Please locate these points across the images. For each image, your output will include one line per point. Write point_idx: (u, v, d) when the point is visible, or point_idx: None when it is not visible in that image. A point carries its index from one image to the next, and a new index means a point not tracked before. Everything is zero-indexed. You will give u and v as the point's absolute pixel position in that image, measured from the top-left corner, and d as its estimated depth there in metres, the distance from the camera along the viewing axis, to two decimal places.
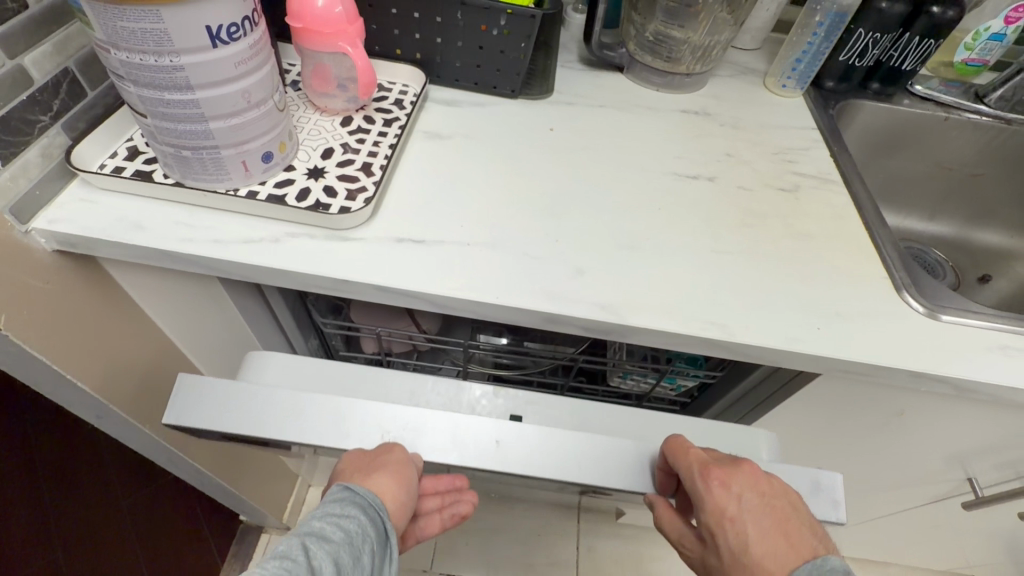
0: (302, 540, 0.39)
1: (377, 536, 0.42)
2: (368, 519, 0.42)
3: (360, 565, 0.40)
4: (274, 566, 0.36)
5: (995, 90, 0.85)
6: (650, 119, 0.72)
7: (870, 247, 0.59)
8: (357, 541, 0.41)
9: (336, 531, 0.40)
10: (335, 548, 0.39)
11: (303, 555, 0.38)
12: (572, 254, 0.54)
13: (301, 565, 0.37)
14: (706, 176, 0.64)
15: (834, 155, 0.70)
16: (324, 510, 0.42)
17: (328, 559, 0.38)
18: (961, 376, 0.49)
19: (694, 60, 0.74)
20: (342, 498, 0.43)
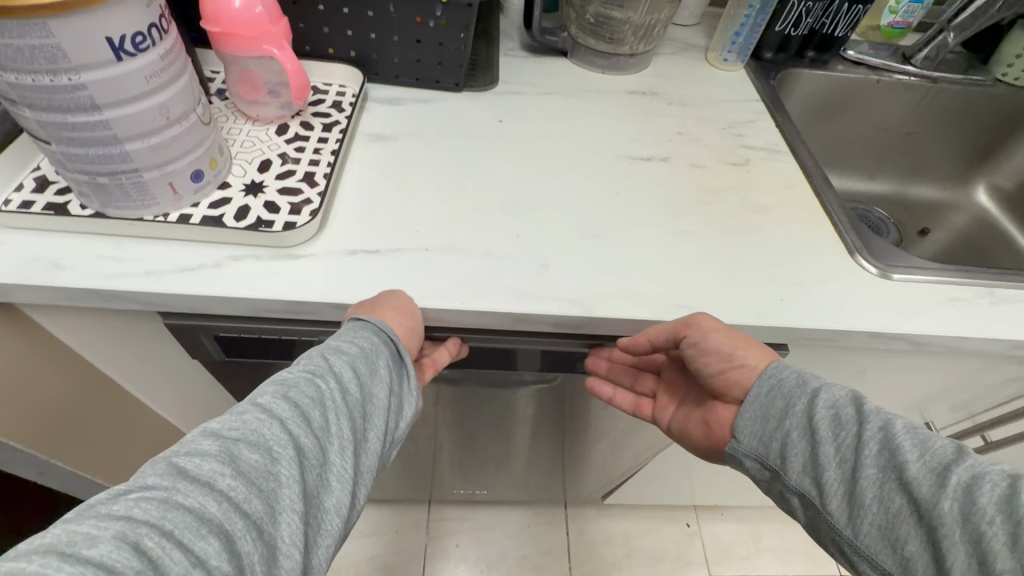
0: (321, 352, 0.40)
1: (396, 352, 0.43)
2: (381, 341, 0.41)
3: (381, 375, 0.41)
4: (297, 370, 0.38)
5: (920, 51, 0.87)
6: (599, 103, 0.71)
7: (821, 213, 0.60)
8: (375, 352, 0.41)
9: (352, 343, 0.41)
10: (354, 358, 0.40)
11: (324, 361, 0.39)
12: (533, 247, 0.52)
13: (322, 366, 0.38)
14: (660, 157, 0.64)
15: (779, 125, 0.71)
16: (341, 329, 0.43)
17: (348, 365, 0.39)
18: (918, 332, 0.50)
19: (637, 40, 0.73)
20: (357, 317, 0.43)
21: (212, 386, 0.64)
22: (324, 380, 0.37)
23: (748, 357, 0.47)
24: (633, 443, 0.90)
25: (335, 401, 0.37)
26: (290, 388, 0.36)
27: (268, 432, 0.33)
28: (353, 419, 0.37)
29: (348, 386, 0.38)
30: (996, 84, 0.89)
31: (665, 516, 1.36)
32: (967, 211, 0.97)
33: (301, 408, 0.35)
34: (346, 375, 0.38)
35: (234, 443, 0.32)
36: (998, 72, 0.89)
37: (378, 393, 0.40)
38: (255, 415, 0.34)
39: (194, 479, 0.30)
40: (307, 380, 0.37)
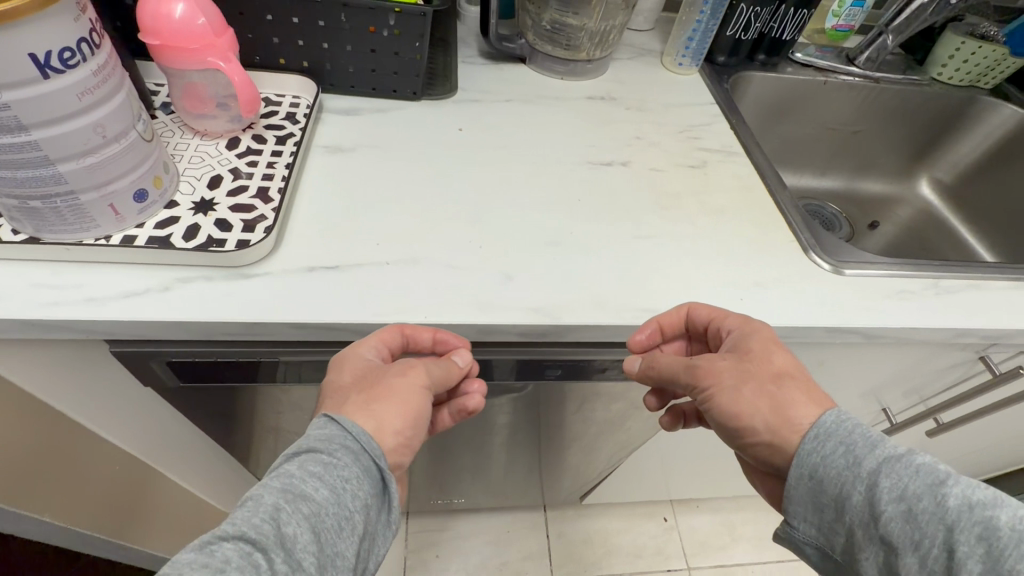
0: (279, 499, 0.35)
1: (368, 494, 0.38)
2: (360, 474, 0.38)
3: (345, 531, 0.36)
4: (234, 538, 0.33)
5: (862, 53, 0.91)
6: (559, 109, 0.71)
7: (775, 213, 0.62)
8: (344, 503, 0.37)
9: (317, 490, 0.36)
10: (315, 514, 0.35)
11: (274, 520, 0.34)
12: (497, 257, 0.52)
13: (268, 535, 0.33)
14: (619, 162, 0.65)
15: (734, 127, 0.73)
16: (304, 455, 0.38)
17: (305, 529, 0.35)
18: (867, 326, 0.52)
19: (593, 47, 0.74)
20: (327, 442, 0.39)
21: (168, 411, 0.61)
22: (265, 559, 0.32)
23: (762, 420, 0.45)
24: (607, 444, 0.91)
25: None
26: (222, 573, 0.31)
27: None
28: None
29: (299, 560, 0.34)
30: (932, 83, 0.94)
31: (643, 512, 1.37)
32: (913, 204, 1.03)
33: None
34: (302, 542, 0.34)
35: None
36: (933, 72, 0.94)
37: (343, 547, 0.36)
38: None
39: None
40: (246, 557, 0.32)
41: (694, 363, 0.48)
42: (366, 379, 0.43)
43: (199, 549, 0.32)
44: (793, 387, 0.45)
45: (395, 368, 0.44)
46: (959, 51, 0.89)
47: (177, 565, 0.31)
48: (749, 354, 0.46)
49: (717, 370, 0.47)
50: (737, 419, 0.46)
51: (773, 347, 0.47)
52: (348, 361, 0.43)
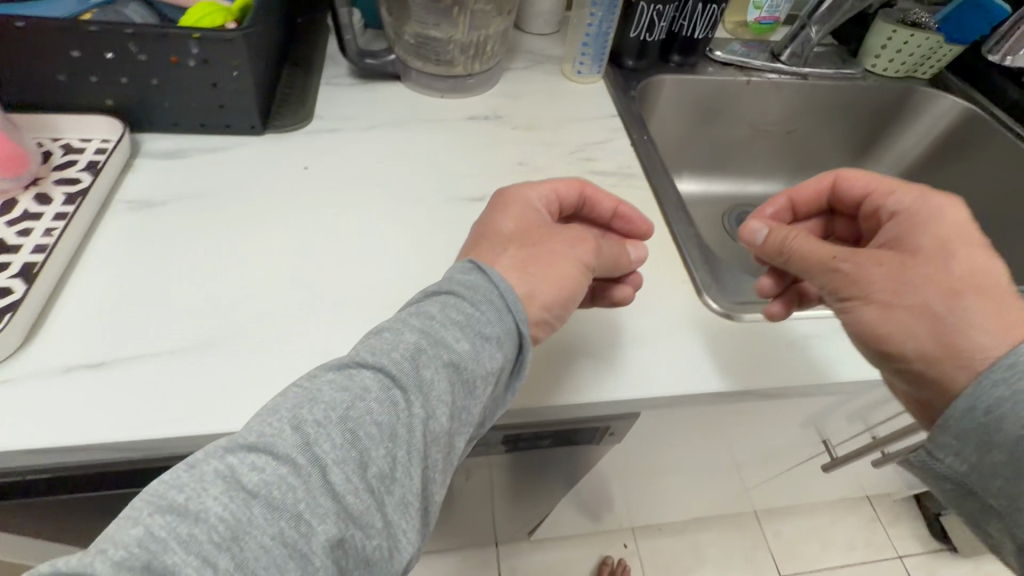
0: (418, 339, 0.36)
1: (502, 356, 0.38)
2: (504, 339, 0.38)
3: (479, 389, 0.37)
4: (372, 369, 0.34)
5: (786, 48, 0.83)
6: (432, 133, 0.62)
7: (671, 246, 0.55)
8: (483, 361, 0.37)
9: (458, 339, 0.36)
10: (449, 365, 0.36)
11: (409, 362, 0.35)
12: (323, 330, 0.43)
13: (400, 374, 0.34)
14: (494, 195, 0.56)
15: (634, 144, 0.65)
16: (441, 301, 0.38)
17: (446, 377, 0.35)
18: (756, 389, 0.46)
19: (469, 60, 0.65)
20: (473, 288, 0.39)
21: None
22: (404, 398, 0.34)
23: (913, 339, 0.41)
24: (533, 497, 0.82)
25: (415, 426, 0.33)
26: (356, 403, 0.33)
27: (321, 465, 0.30)
28: (434, 443, 0.35)
29: (434, 406, 0.35)
30: (866, 76, 0.86)
31: (601, 539, 1.30)
32: None
33: (363, 439, 0.32)
34: (433, 390, 0.35)
35: (280, 473, 0.29)
36: (867, 63, 0.86)
37: (473, 406, 0.37)
38: (316, 436, 0.31)
39: (263, 494, 0.29)
40: (374, 396, 0.33)
41: (839, 265, 0.44)
42: (524, 236, 0.45)
43: (322, 380, 0.34)
44: (973, 301, 0.40)
45: (575, 233, 0.45)
46: (890, 41, 0.81)
47: (304, 389, 0.33)
48: (918, 251, 0.43)
49: (867, 279, 0.43)
50: (881, 339, 0.43)
51: (953, 250, 0.42)
52: (514, 203, 0.47)
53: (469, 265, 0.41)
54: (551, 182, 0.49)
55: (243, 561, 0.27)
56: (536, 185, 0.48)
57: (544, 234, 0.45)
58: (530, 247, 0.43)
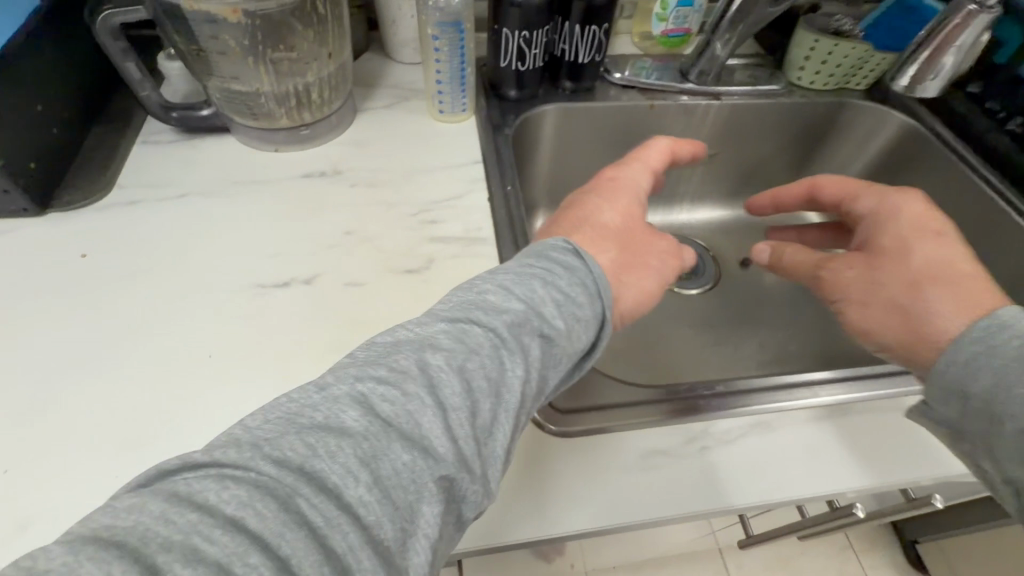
0: (548, 290, 0.35)
1: (593, 331, 0.36)
2: (590, 294, 0.37)
3: (565, 361, 0.35)
4: (484, 327, 0.32)
5: (694, 66, 0.73)
6: (250, 198, 0.54)
7: None
8: (574, 333, 0.35)
9: (556, 314, 0.34)
10: (546, 335, 0.34)
11: (541, 300, 0.35)
12: (46, 480, 0.36)
13: (508, 337, 0.32)
14: (302, 278, 0.47)
15: (492, 198, 0.56)
16: (513, 273, 0.36)
17: (566, 334, 0.35)
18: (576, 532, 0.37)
19: (293, 110, 0.54)
20: (568, 269, 0.37)
21: None
22: (504, 359, 0.31)
23: (890, 335, 0.41)
24: None
25: (516, 386, 0.31)
26: (451, 354, 0.30)
27: (438, 406, 0.28)
28: (522, 411, 0.32)
29: (523, 374, 0.32)
30: (791, 91, 0.76)
31: None
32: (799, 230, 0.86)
33: (476, 391, 0.30)
34: (530, 351, 0.33)
35: (412, 406, 0.27)
36: (793, 76, 0.76)
37: (551, 376, 0.34)
38: (380, 382, 0.28)
39: (335, 433, 0.25)
40: (489, 348, 0.31)
41: (821, 269, 0.46)
42: (623, 234, 0.44)
43: (437, 329, 0.32)
44: (933, 293, 0.39)
45: (663, 245, 0.45)
46: (813, 51, 0.71)
47: (446, 328, 0.32)
48: (880, 253, 0.43)
49: (829, 279, 0.45)
50: (864, 339, 0.43)
51: (915, 240, 0.42)
52: (579, 206, 0.46)
53: (566, 246, 0.39)
54: (652, 150, 0.50)
55: (376, 482, 0.24)
56: (602, 197, 0.46)
57: (643, 238, 0.44)
58: (629, 250, 0.43)
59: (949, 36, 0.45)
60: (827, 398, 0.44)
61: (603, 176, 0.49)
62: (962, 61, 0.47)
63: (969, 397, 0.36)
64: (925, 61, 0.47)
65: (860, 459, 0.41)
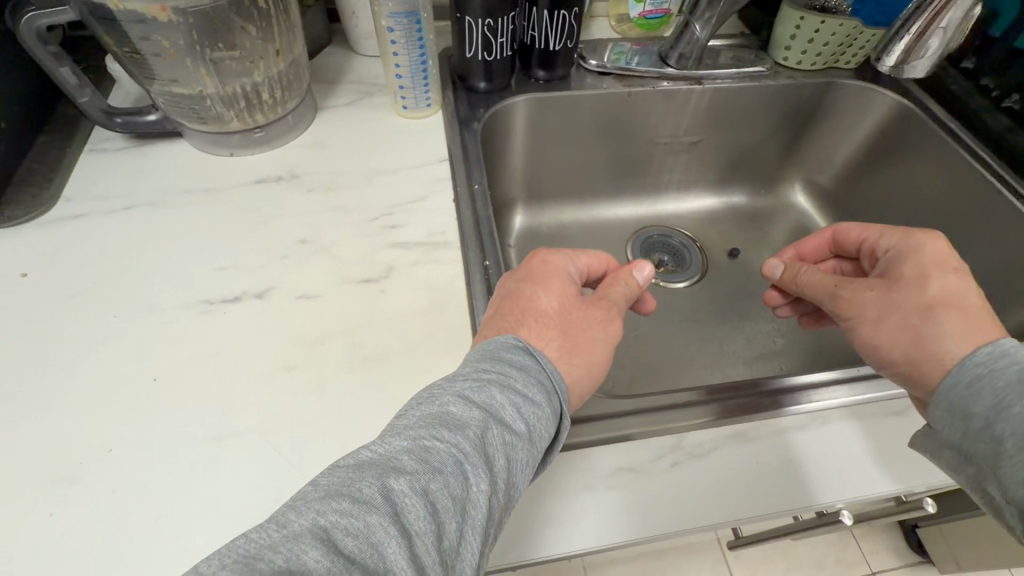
0: (507, 393, 0.34)
1: (551, 430, 0.35)
2: (550, 394, 0.36)
3: (530, 462, 0.33)
4: (447, 443, 0.30)
5: (673, 49, 0.69)
6: (200, 208, 0.51)
7: (468, 344, 0.43)
8: (536, 432, 0.34)
9: (515, 419, 0.33)
10: (509, 440, 0.32)
11: (501, 404, 0.33)
12: None
13: (472, 449, 0.30)
14: (253, 293, 0.45)
15: (457, 199, 0.53)
16: (470, 381, 0.34)
17: (526, 439, 0.33)
18: (537, 558, 0.36)
19: (243, 112, 0.51)
20: (523, 370, 0.36)
21: None
22: (472, 473, 0.29)
23: (891, 352, 0.41)
24: None
25: (484, 501, 0.29)
26: (418, 480, 0.27)
27: (401, 535, 0.25)
28: (487, 527, 0.29)
29: (492, 487, 0.30)
30: (777, 72, 0.72)
31: None
32: (789, 217, 0.83)
33: (440, 511, 0.27)
34: (497, 464, 0.31)
35: (375, 537, 0.25)
36: (779, 56, 0.72)
37: (518, 480, 0.32)
38: (342, 512, 0.25)
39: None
40: (454, 464, 0.29)
41: (838, 291, 0.45)
42: (564, 320, 0.42)
43: (397, 447, 0.29)
44: (944, 317, 0.39)
45: (603, 315, 0.43)
46: (799, 30, 0.68)
47: (402, 446, 0.29)
48: (897, 281, 0.42)
49: (849, 296, 0.44)
50: (873, 355, 0.42)
51: (932, 271, 0.41)
52: (518, 298, 0.42)
53: (517, 340, 0.39)
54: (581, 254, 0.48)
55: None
56: (537, 283, 0.43)
57: (584, 316, 0.42)
58: (571, 333, 0.40)
59: (937, 11, 0.42)
60: (808, 404, 0.42)
61: (532, 259, 0.46)
62: (953, 36, 0.44)
63: (970, 417, 0.36)
64: (913, 38, 0.44)
65: (842, 469, 0.39)
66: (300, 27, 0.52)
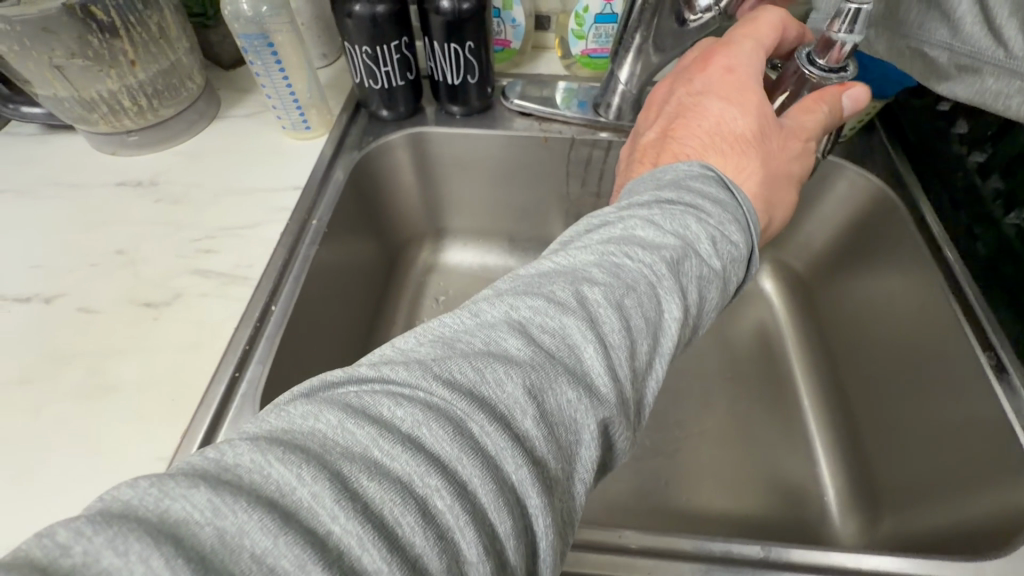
0: (705, 224, 0.31)
1: (741, 273, 0.32)
2: (744, 231, 0.32)
3: (718, 303, 0.30)
4: (642, 264, 0.28)
5: (603, 95, 0.60)
6: (54, 204, 0.53)
7: (197, 395, 0.40)
8: (729, 274, 0.30)
9: (711, 254, 0.30)
10: (705, 273, 0.29)
11: (708, 232, 0.30)
12: None
13: (667, 273, 0.28)
14: (44, 297, 0.46)
15: (288, 233, 0.51)
16: (661, 205, 0.32)
17: (729, 274, 0.31)
18: None
19: (108, 115, 0.53)
20: (717, 204, 0.32)
21: None
22: (666, 298, 0.27)
23: None
24: None
25: (676, 329, 0.27)
26: (621, 292, 0.26)
27: (600, 341, 0.24)
28: (680, 352, 0.28)
29: (686, 313, 0.28)
30: None
31: None
32: (750, 308, 0.68)
33: (636, 330, 0.26)
34: (691, 291, 0.28)
35: (573, 338, 0.24)
36: None
37: (704, 321, 0.30)
38: (538, 308, 0.25)
39: (497, 360, 0.22)
40: (647, 284, 0.27)
41: None
42: (763, 141, 0.38)
43: (586, 259, 0.28)
44: None
45: (801, 145, 0.39)
46: None
47: (647, 257, 0.28)
48: None
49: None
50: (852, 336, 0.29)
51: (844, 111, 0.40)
52: (692, 113, 0.40)
53: (702, 170, 0.34)
54: (757, 27, 0.40)
55: (543, 416, 0.22)
56: (725, 101, 0.39)
57: (779, 142, 0.38)
58: (772, 162, 0.38)
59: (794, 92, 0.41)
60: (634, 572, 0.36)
61: (713, 65, 0.40)
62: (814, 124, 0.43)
63: None
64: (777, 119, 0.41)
65: None
66: (170, 38, 0.52)
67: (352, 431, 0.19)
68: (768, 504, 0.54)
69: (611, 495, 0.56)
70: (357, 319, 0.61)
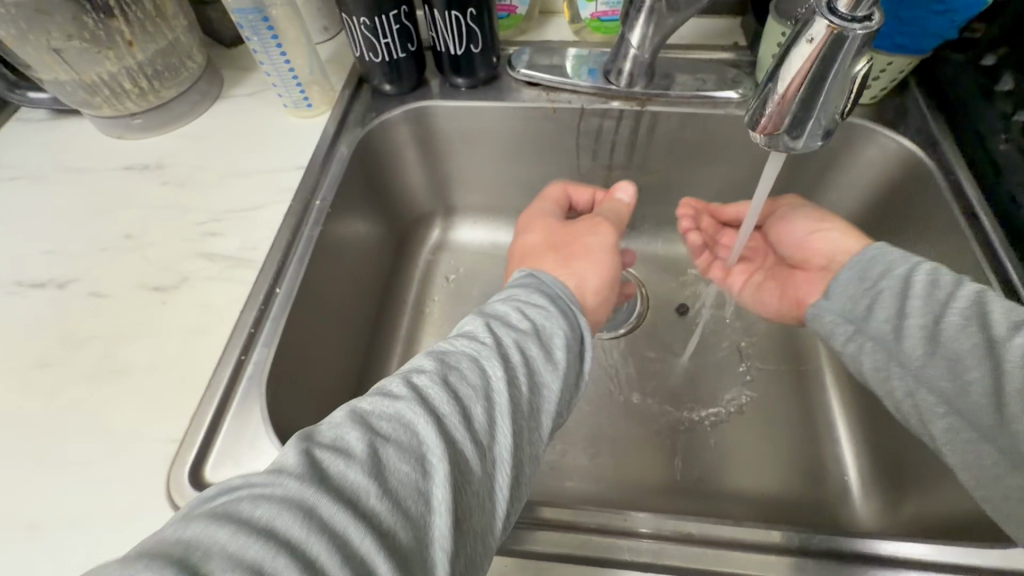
0: (512, 310, 0.36)
1: (573, 339, 0.36)
2: (557, 308, 0.37)
3: (556, 364, 0.34)
4: (470, 348, 0.32)
5: (613, 62, 0.57)
6: (64, 189, 0.53)
7: (205, 376, 0.41)
8: (553, 339, 0.35)
9: (518, 323, 0.35)
10: (528, 342, 0.34)
11: (514, 315, 0.35)
12: None
13: (496, 349, 0.32)
14: (58, 282, 0.47)
15: (292, 214, 0.50)
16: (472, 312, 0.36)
17: (573, 363, 0.35)
18: None
19: (109, 99, 0.52)
20: (528, 297, 0.37)
21: None
22: (498, 367, 0.32)
23: None
24: None
25: (508, 388, 0.31)
26: (450, 372, 0.31)
27: (435, 415, 0.28)
28: (525, 416, 0.31)
29: (521, 377, 0.32)
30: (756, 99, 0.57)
31: None
32: None
33: (468, 398, 0.30)
34: (521, 357, 0.33)
35: (407, 419, 0.28)
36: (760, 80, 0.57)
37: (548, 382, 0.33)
38: (374, 403, 0.29)
39: (338, 451, 0.26)
40: (475, 362, 0.32)
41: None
42: (558, 240, 0.47)
43: (416, 358, 0.32)
44: None
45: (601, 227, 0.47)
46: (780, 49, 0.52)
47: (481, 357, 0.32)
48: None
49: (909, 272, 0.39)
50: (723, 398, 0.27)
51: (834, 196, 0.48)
52: (541, 245, 0.48)
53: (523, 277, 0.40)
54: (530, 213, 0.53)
55: (384, 490, 0.25)
56: (524, 230, 0.51)
57: (569, 233, 0.47)
58: (564, 248, 0.46)
59: (806, 58, 0.30)
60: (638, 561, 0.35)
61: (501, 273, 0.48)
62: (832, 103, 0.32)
63: None
64: (778, 104, 0.33)
65: None
66: (166, 16, 0.51)
67: (204, 558, 0.21)
68: (785, 484, 0.53)
69: (624, 474, 0.55)
70: (369, 298, 0.61)
